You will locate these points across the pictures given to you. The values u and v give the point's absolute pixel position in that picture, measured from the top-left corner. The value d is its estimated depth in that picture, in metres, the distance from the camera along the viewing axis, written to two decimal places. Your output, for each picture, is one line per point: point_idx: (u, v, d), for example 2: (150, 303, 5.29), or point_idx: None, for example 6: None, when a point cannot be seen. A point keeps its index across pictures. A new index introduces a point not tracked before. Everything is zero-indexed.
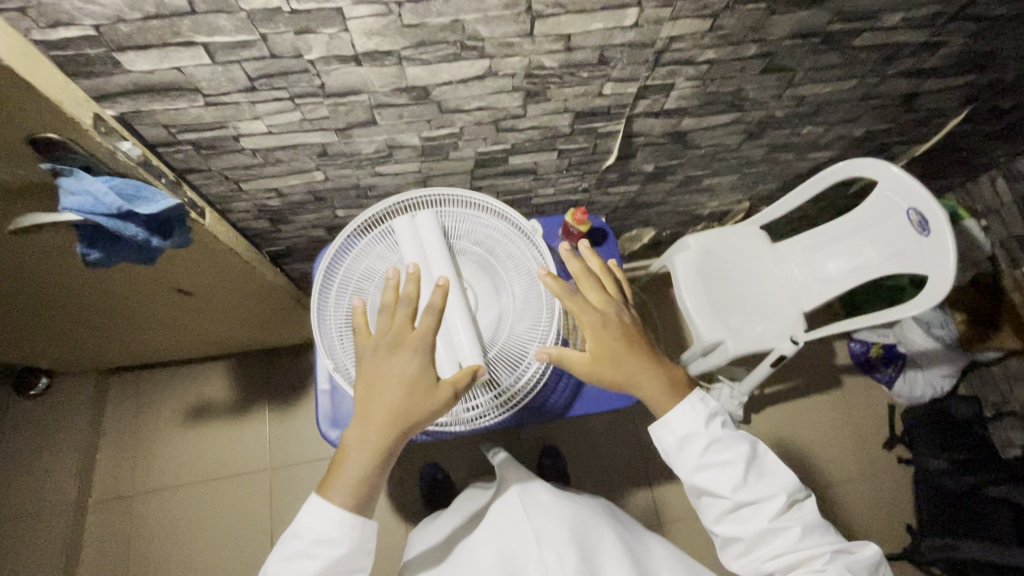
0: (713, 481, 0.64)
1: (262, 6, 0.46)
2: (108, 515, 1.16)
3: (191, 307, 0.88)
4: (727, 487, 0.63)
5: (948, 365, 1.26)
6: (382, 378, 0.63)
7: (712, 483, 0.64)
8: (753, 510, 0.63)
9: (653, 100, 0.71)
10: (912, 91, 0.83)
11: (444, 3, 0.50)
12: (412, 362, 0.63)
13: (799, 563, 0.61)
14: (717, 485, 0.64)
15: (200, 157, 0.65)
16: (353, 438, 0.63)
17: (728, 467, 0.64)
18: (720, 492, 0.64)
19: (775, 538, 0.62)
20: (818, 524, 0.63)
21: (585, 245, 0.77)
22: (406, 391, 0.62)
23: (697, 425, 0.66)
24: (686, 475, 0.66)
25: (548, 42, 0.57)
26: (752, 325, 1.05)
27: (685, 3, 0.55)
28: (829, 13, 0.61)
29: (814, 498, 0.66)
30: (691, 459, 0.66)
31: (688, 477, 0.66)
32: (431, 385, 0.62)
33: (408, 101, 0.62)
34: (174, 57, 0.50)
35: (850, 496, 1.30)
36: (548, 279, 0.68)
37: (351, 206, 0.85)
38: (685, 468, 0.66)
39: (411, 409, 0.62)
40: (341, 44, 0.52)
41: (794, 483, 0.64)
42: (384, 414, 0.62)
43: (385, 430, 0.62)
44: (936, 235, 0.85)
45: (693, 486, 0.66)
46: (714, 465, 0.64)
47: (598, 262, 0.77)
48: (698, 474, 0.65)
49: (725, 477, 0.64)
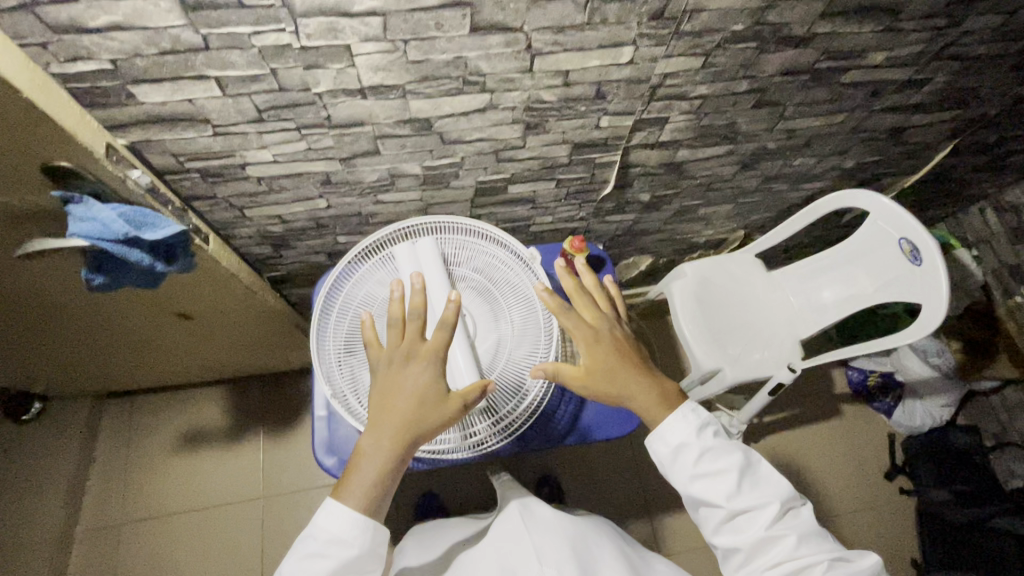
0: (708, 490, 0.64)
1: (273, 43, 0.48)
2: (95, 544, 1.14)
3: (189, 331, 0.88)
4: (723, 496, 0.63)
5: (945, 394, 1.24)
6: (394, 388, 0.63)
7: (707, 492, 0.64)
8: (749, 518, 0.63)
9: (649, 132, 0.73)
10: (899, 125, 0.86)
11: (448, 41, 0.52)
12: (424, 374, 0.64)
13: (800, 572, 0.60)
14: (712, 494, 0.63)
15: (206, 185, 0.67)
16: (365, 446, 0.62)
17: (723, 475, 0.64)
18: (716, 501, 0.63)
19: (773, 548, 0.61)
20: (814, 531, 0.63)
21: (581, 263, 0.79)
22: (419, 399, 0.62)
23: (690, 434, 0.66)
24: (681, 486, 0.66)
25: (547, 78, 0.59)
26: (750, 353, 1.06)
27: (678, 42, 0.58)
28: (816, 52, 0.64)
29: (809, 506, 0.66)
30: (685, 469, 0.65)
31: (684, 487, 0.66)
32: (442, 395, 0.63)
33: (411, 132, 0.64)
34: (186, 89, 0.52)
35: (852, 528, 1.28)
36: (545, 295, 0.70)
37: (352, 233, 0.87)
38: (681, 478, 0.66)
39: (423, 417, 0.62)
40: (347, 79, 0.54)
41: (789, 490, 0.64)
42: (397, 422, 0.62)
43: (398, 438, 0.62)
44: (928, 265, 0.87)
45: (689, 496, 0.65)
46: (709, 474, 0.64)
47: (592, 279, 0.78)
48: (694, 483, 0.65)
49: (720, 485, 0.63)
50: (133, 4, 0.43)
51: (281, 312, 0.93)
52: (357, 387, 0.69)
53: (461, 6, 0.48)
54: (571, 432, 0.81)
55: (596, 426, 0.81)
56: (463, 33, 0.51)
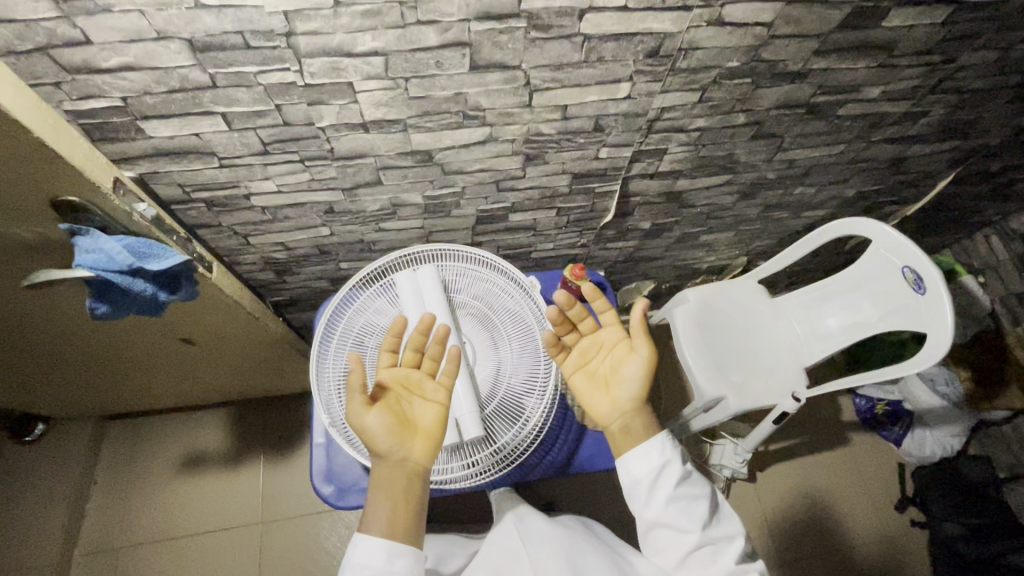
0: (682, 516, 0.63)
1: (278, 82, 0.50)
2: (92, 568, 1.12)
3: (192, 355, 0.89)
4: (697, 524, 0.62)
5: (959, 424, 1.21)
6: None
7: (681, 518, 0.63)
8: (715, 551, 0.63)
9: (648, 163, 0.74)
10: (899, 155, 0.86)
11: (448, 78, 0.53)
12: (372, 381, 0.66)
13: None
14: (685, 520, 0.63)
15: (211, 214, 0.68)
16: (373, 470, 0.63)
17: (698, 504, 0.64)
18: (689, 529, 0.62)
19: None
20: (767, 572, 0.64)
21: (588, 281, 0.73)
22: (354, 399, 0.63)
23: (675, 457, 0.65)
24: (653, 509, 0.64)
25: (546, 112, 0.60)
26: (754, 381, 1.05)
27: (675, 79, 0.59)
28: (812, 87, 0.65)
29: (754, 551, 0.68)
30: (665, 491, 0.63)
31: (657, 509, 0.63)
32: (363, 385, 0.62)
33: (413, 163, 0.65)
34: (195, 124, 0.53)
35: (863, 560, 1.25)
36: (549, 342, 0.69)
37: (355, 259, 0.88)
38: (655, 500, 0.64)
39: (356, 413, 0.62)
40: (350, 113, 0.55)
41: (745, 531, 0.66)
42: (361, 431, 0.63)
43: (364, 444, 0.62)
44: (932, 294, 0.87)
45: (660, 520, 0.63)
46: (685, 499, 0.63)
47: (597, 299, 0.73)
48: (669, 506, 0.63)
49: (695, 513, 0.63)
50: (145, 46, 0.44)
51: (282, 336, 0.93)
52: None
53: (461, 46, 0.49)
54: (571, 461, 0.80)
55: (596, 456, 0.80)
56: (463, 71, 0.52)
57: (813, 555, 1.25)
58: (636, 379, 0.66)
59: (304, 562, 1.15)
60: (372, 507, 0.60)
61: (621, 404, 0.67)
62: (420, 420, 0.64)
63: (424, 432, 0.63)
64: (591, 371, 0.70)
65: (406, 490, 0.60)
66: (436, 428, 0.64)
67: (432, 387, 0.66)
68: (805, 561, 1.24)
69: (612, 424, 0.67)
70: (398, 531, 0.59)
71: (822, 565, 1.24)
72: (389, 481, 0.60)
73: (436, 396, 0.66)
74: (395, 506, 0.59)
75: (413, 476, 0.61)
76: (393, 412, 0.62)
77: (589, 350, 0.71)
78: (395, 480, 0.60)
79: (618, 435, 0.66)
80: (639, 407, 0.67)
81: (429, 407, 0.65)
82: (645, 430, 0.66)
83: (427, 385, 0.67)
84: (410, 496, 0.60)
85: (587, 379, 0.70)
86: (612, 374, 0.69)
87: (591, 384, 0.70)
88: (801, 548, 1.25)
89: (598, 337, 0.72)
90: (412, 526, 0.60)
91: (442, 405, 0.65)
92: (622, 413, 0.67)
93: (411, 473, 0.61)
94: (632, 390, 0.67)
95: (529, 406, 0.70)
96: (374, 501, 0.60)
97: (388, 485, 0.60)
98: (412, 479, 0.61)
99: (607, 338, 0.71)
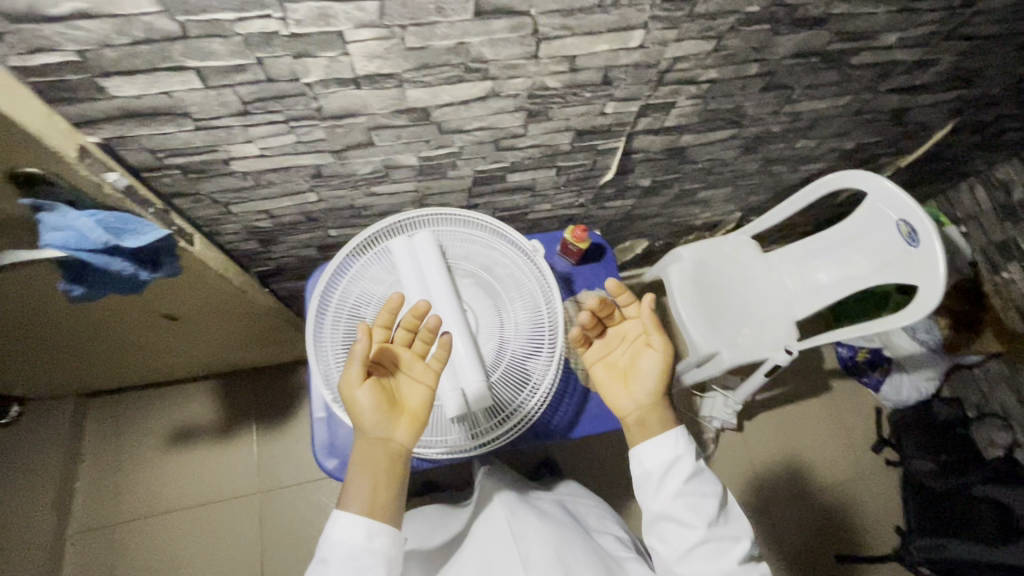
0: (689, 510, 0.62)
1: (259, 31, 0.44)
2: (87, 547, 1.11)
3: (174, 330, 0.84)
4: (703, 519, 0.62)
5: (931, 367, 1.27)
6: None
7: (689, 512, 0.62)
8: (721, 549, 0.62)
9: (654, 118, 0.70)
10: (902, 106, 0.84)
11: (449, 26, 0.48)
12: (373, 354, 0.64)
13: None
14: (693, 513, 0.62)
15: (188, 182, 0.62)
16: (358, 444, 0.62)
17: (708, 502, 0.63)
18: (695, 523, 0.62)
19: None
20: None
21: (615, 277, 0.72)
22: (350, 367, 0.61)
23: (687, 455, 0.65)
24: (660, 500, 0.64)
25: (552, 64, 0.56)
26: (746, 336, 1.07)
27: (691, 25, 0.55)
28: (829, 33, 0.61)
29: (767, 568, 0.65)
30: (674, 483, 0.64)
31: (665, 501, 0.63)
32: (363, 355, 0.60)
33: (408, 122, 0.60)
34: (165, 81, 0.47)
35: (837, 499, 1.33)
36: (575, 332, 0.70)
37: (344, 226, 0.82)
38: (663, 491, 0.64)
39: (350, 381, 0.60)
40: (340, 67, 0.50)
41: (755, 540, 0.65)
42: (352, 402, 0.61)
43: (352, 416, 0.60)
44: (924, 245, 0.88)
45: (666, 512, 0.63)
46: (693, 494, 0.63)
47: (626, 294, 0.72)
48: (676, 499, 0.63)
49: (703, 509, 0.63)
50: None
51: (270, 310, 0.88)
52: None
53: None
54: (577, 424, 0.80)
55: (602, 419, 0.80)
56: (466, 18, 0.48)
57: (791, 498, 1.32)
58: (650, 373, 0.66)
59: (306, 531, 1.16)
60: (352, 482, 0.59)
61: (638, 400, 0.67)
62: (407, 400, 0.63)
63: (411, 413, 0.62)
64: (612, 364, 0.71)
65: (387, 468, 0.60)
66: (423, 410, 0.63)
67: (419, 369, 0.64)
68: (786, 500, 1.32)
69: (628, 417, 0.67)
70: (377, 511, 0.58)
71: (802, 506, 1.32)
72: (372, 458, 0.59)
73: (425, 378, 0.64)
74: (375, 485, 0.58)
75: (396, 457, 0.60)
76: (383, 388, 0.61)
77: (613, 341, 0.72)
78: (377, 460, 0.59)
79: (634, 427, 0.67)
80: (657, 402, 0.66)
81: (418, 387, 0.63)
82: (661, 424, 0.66)
83: (416, 365, 0.64)
84: (389, 478, 0.59)
85: (608, 371, 0.70)
86: (631, 367, 0.69)
87: (611, 377, 0.70)
88: (782, 490, 1.33)
89: (622, 328, 0.72)
90: (390, 506, 0.59)
91: (431, 387, 0.64)
92: (639, 409, 0.66)
93: (394, 453, 0.60)
94: (649, 386, 0.66)
95: (536, 372, 0.71)
96: (356, 476, 0.59)
97: (369, 463, 0.59)
98: (394, 458, 0.60)
99: (631, 330, 0.71)
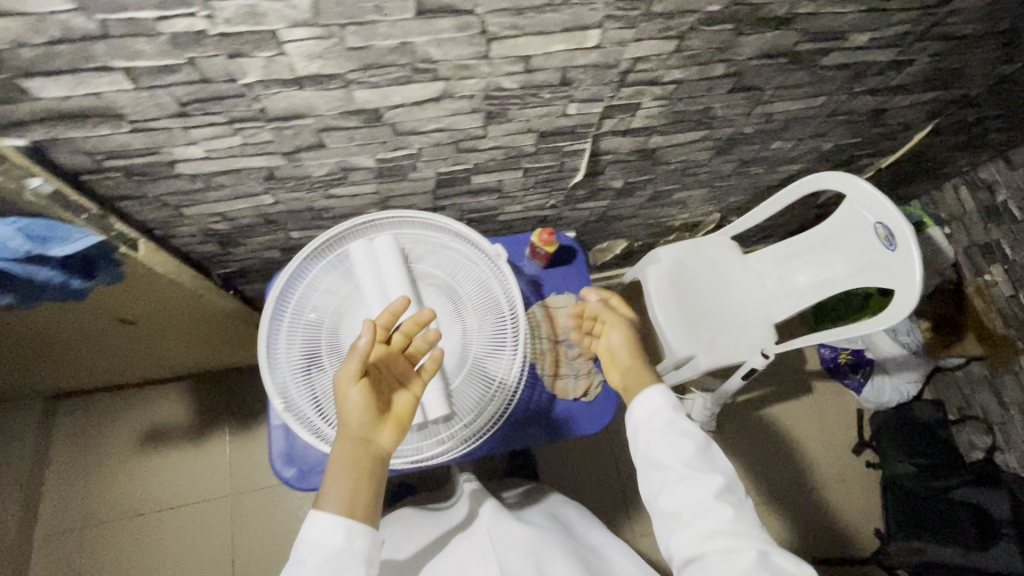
0: (665, 451, 0.62)
1: (185, 30, 0.42)
2: (55, 551, 1.09)
3: (133, 333, 0.82)
4: (679, 458, 0.61)
5: (913, 370, 1.28)
6: None
7: (665, 453, 0.62)
8: (698, 486, 0.59)
9: (619, 119, 0.68)
10: (878, 107, 0.82)
11: (390, 25, 0.46)
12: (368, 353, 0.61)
13: (727, 550, 0.55)
14: (669, 454, 0.62)
15: (133, 184, 0.60)
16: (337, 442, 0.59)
17: (684, 444, 0.62)
18: (670, 463, 0.61)
19: (712, 521, 0.57)
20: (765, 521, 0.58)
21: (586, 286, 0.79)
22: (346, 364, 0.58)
23: (663, 403, 0.65)
24: (640, 449, 0.64)
25: (506, 64, 0.54)
26: (723, 338, 1.05)
27: (649, 25, 0.53)
28: (796, 34, 0.59)
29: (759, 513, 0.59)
30: (651, 428, 0.64)
31: (644, 448, 0.64)
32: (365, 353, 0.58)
33: (359, 124, 0.58)
34: (91, 82, 0.45)
35: (818, 500, 1.32)
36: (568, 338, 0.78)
37: (306, 228, 0.80)
38: (642, 440, 0.65)
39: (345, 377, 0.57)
40: (278, 68, 0.48)
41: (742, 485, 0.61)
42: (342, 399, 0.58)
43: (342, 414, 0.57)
44: (902, 249, 0.86)
45: (646, 459, 0.63)
46: (668, 437, 0.63)
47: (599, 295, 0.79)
48: (653, 444, 0.63)
49: (679, 450, 0.61)
50: None
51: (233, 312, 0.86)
52: (311, 401, 0.66)
53: None
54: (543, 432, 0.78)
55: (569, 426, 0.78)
56: (407, 17, 0.45)
57: (773, 500, 1.31)
58: (619, 349, 0.73)
59: (279, 533, 1.14)
60: (331, 481, 0.56)
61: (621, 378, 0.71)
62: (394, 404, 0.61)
63: (396, 417, 0.60)
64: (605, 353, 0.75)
65: (371, 470, 0.57)
66: (409, 416, 0.61)
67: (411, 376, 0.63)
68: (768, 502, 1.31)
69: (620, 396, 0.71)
70: (358, 512, 0.56)
71: (784, 508, 1.31)
72: (355, 458, 0.57)
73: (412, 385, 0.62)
74: (358, 485, 0.56)
75: (379, 458, 0.58)
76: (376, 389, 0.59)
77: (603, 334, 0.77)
78: (361, 460, 0.57)
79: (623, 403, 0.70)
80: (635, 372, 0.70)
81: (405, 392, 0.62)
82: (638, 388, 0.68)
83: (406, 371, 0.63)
84: (371, 479, 0.57)
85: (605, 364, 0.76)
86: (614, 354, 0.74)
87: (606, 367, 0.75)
88: (763, 492, 1.32)
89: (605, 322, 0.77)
90: (370, 508, 0.57)
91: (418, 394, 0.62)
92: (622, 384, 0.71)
93: (377, 455, 0.58)
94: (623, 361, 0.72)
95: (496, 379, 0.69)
96: (337, 474, 0.56)
97: (354, 462, 0.57)
98: (376, 460, 0.58)
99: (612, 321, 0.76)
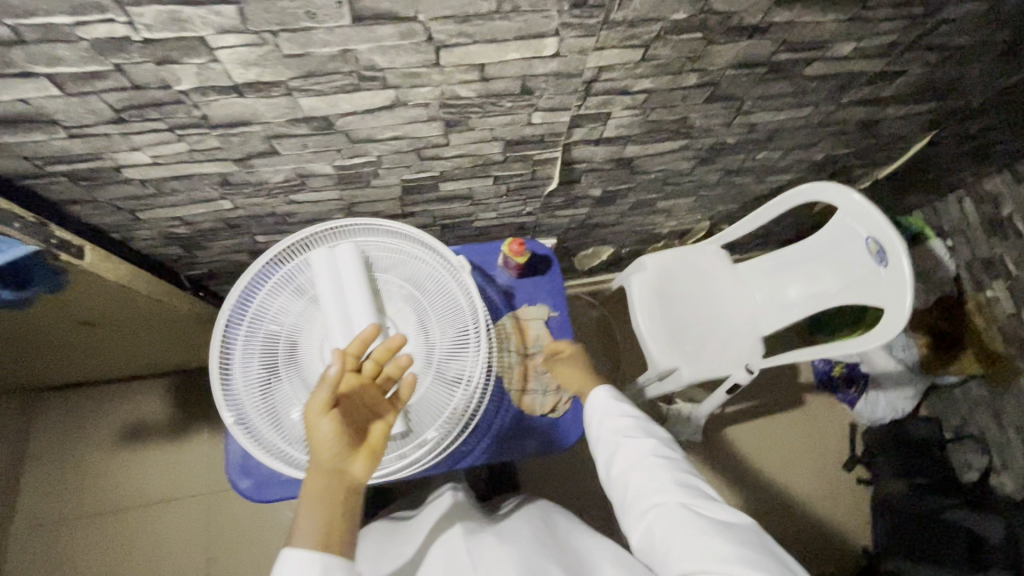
0: (604, 433, 0.65)
1: (106, 36, 0.40)
2: (31, 544, 1.09)
3: (98, 335, 0.81)
4: (615, 435, 0.64)
5: (910, 386, 1.22)
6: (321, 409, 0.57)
7: (605, 436, 0.65)
8: (634, 455, 0.61)
9: (590, 128, 0.65)
10: (871, 118, 0.78)
11: (328, 32, 0.44)
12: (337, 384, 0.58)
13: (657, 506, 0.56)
14: (608, 436, 0.65)
15: (80, 189, 0.58)
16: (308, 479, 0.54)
17: (621, 422, 0.65)
18: (610, 443, 0.64)
19: (645, 482, 0.58)
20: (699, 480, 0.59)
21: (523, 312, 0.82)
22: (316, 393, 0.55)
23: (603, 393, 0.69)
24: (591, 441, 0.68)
25: (459, 72, 0.51)
26: (707, 351, 1.02)
27: (610, 33, 0.50)
28: (773, 43, 0.56)
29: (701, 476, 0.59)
30: (594, 417, 0.68)
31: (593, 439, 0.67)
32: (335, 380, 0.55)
33: (310, 131, 0.56)
34: (15, 88, 0.43)
35: (807, 516, 1.29)
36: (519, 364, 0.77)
37: (272, 232, 0.78)
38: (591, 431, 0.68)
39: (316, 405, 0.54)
40: (213, 74, 0.46)
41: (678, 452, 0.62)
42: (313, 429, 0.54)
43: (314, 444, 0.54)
44: (894, 265, 0.82)
45: (596, 447, 0.66)
46: (608, 420, 0.66)
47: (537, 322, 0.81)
48: (597, 432, 0.66)
49: (615, 427, 0.64)
50: None
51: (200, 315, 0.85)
52: (264, 414, 0.64)
53: None
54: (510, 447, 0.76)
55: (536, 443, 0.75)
56: (345, 23, 0.43)
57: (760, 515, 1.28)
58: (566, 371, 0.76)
59: (254, 534, 1.14)
60: (302, 518, 0.51)
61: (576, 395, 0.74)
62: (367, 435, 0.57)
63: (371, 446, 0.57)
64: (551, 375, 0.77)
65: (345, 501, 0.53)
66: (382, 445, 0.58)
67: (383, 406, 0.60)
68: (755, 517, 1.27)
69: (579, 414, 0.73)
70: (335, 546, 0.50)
71: (771, 523, 1.27)
72: (329, 491, 0.52)
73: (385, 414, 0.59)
74: (332, 517, 0.51)
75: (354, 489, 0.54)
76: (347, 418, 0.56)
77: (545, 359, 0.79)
78: (335, 492, 0.52)
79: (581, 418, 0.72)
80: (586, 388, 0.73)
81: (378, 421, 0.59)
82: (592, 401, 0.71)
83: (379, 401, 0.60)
84: (348, 511, 0.52)
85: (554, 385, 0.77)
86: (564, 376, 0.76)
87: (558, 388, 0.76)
88: (750, 506, 1.28)
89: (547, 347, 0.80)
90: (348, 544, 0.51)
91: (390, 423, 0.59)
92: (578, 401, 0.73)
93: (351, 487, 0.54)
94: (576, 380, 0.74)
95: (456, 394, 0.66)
96: (308, 510, 0.51)
97: (327, 494, 0.52)
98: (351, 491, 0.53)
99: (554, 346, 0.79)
